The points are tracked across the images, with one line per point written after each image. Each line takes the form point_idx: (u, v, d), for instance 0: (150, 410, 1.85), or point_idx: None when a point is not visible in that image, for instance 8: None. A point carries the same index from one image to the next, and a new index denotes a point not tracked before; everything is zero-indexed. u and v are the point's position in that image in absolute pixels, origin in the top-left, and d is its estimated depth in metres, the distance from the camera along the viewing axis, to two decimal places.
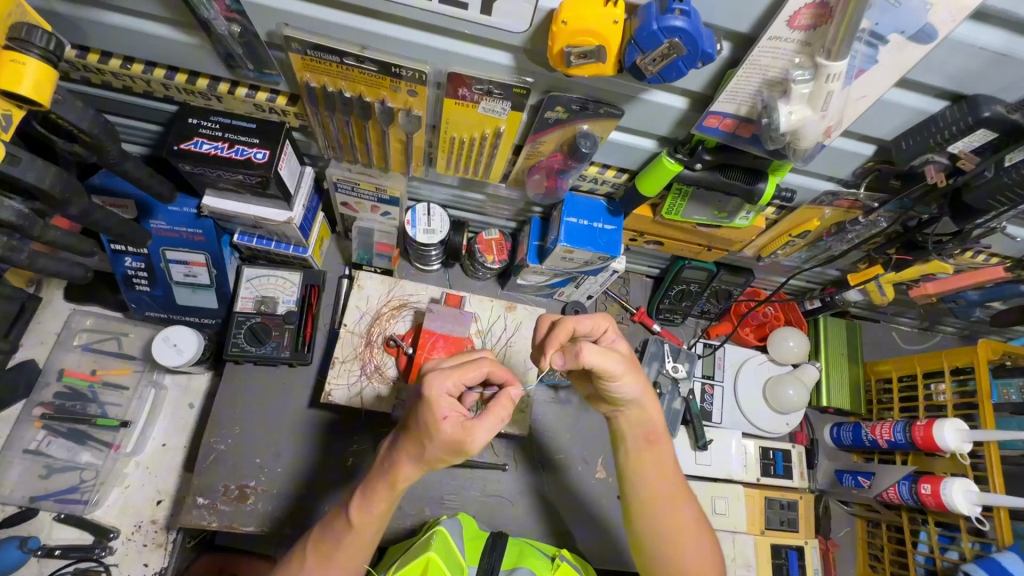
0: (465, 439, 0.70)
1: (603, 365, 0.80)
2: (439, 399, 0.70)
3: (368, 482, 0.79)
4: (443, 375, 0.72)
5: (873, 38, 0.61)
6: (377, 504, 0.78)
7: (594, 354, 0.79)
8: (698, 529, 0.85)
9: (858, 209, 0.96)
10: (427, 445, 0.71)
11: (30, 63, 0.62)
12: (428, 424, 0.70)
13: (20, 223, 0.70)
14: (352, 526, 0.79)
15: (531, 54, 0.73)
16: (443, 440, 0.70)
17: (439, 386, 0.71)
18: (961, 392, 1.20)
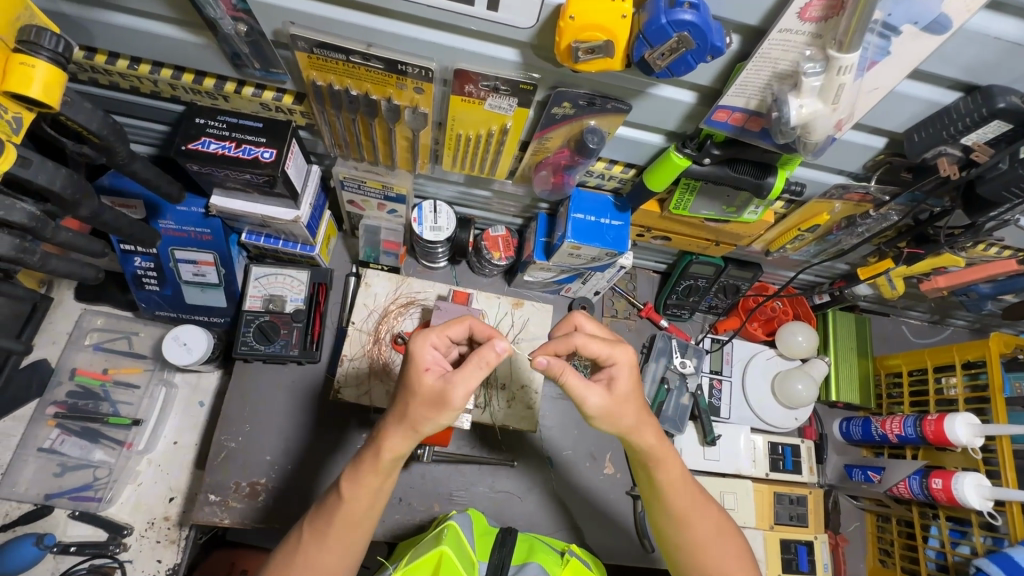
0: (445, 392, 0.70)
1: (579, 397, 0.77)
2: (421, 350, 0.74)
3: (359, 458, 0.77)
4: (427, 333, 0.76)
5: (886, 29, 0.61)
6: (367, 478, 0.75)
7: (574, 381, 0.76)
8: (726, 545, 0.84)
9: (869, 203, 0.95)
10: (413, 402, 0.73)
11: (40, 66, 0.62)
12: (410, 377, 0.73)
13: (33, 225, 0.71)
14: (345, 500, 0.76)
15: (538, 49, 0.72)
16: (423, 393, 0.72)
17: (422, 344, 0.74)
18: (972, 386, 1.20)
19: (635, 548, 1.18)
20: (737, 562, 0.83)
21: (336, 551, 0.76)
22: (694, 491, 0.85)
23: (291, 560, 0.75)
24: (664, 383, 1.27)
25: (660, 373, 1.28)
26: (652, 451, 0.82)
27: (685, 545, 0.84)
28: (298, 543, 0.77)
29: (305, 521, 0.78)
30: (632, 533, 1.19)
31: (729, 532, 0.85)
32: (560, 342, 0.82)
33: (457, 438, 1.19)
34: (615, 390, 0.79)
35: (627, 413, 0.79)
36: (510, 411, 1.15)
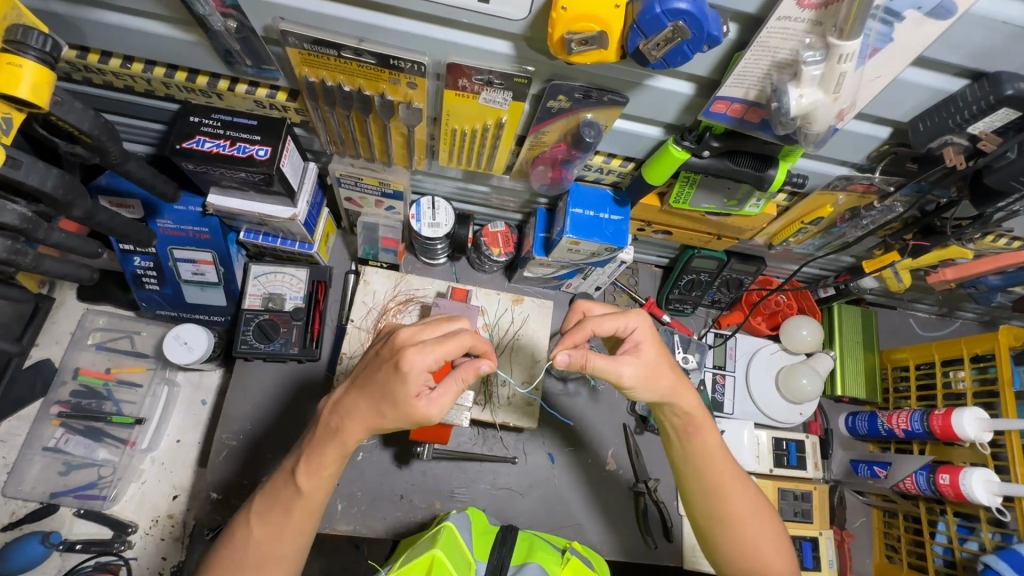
0: (430, 414, 0.73)
1: (611, 372, 0.78)
2: (414, 374, 0.71)
3: (312, 450, 0.78)
4: (420, 352, 0.71)
5: (888, 15, 0.59)
6: (324, 469, 0.78)
7: (600, 363, 0.76)
8: (758, 517, 0.86)
9: (874, 194, 0.93)
10: (387, 412, 0.73)
11: (27, 66, 0.62)
12: (400, 399, 0.72)
13: (24, 226, 0.70)
14: (301, 492, 0.78)
15: (532, 42, 0.71)
16: (407, 413, 0.72)
17: (417, 364, 0.71)
18: (982, 379, 1.18)
19: (636, 543, 1.16)
20: (767, 532, 0.86)
21: (289, 542, 0.79)
22: (732, 463, 0.87)
23: (244, 549, 0.78)
24: None
25: None
26: (692, 416, 0.85)
27: (718, 517, 0.85)
28: (247, 532, 0.79)
29: (257, 514, 0.79)
30: (633, 528, 1.17)
31: (760, 503, 0.87)
32: (576, 333, 0.80)
33: (458, 435, 1.19)
34: (645, 354, 0.80)
35: (663, 376, 0.81)
36: (510, 407, 1.14)
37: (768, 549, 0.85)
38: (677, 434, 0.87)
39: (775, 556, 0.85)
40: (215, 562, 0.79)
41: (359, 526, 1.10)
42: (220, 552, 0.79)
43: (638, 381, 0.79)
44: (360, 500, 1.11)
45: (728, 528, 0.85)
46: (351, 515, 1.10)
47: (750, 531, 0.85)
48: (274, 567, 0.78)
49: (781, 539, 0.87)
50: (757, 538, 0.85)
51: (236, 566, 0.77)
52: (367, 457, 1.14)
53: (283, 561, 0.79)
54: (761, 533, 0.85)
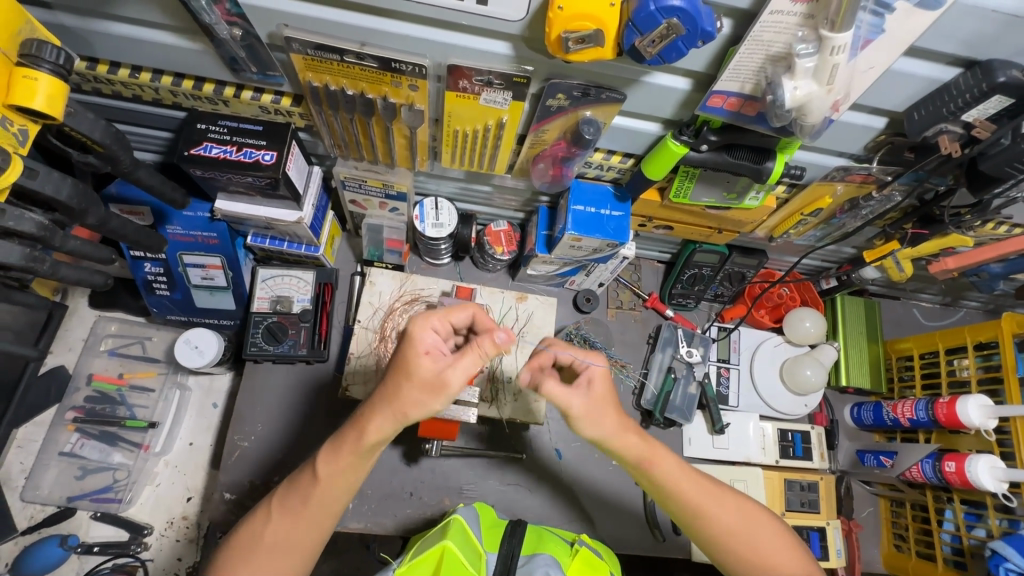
0: (446, 377, 0.72)
1: (562, 403, 0.82)
2: (420, 336, 0.74)
3: (337, 437, 0.80)
4: (425, 319, 0.76)
5: (878, 6, 0.60)
6: (342, 458, 0.78)
7: (550, 387, 0.82)
8: (715, 497, 0.86)
9: (872, 183, 0.94)
10: (406, 386, 0.74)
11: (42, 78, 0.64)
12: (410, 361, 0.73)
13: (41, 234, 0.72)
14: (318, 481, 0.80)
15: (530, 41, 0.72)
16: (424, 376, 0.73)
17: (423, 328, 0.75)
18: (986, 367, 1.18)
19: (644, 535, 1.18)
20: (730, 513, 0.85)
21: (303, 531, 0.80)
22: (682, 464, 0.87)
23: (258, 537, 0.79)
24: (670, 373, 1.27)
25: (666, 363, 1.28)
26: (642, 459, 0.85)
27: (687, 511, 0.86)
28: (267, 518, 0.81)
29: (275, 502, 0.81)
30: (642, 522, 1.19)
31: (711, 484, 0.88)
32: (541, 357, 0.92)
33: (466, 433, 1.20)
34: (594, 391, 0.83)
35: (608, 414, 0.83)
36: (516, 404, 1.15)
37: (740, 527, 0.85)
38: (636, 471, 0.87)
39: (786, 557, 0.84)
40: (229, 550, 0.80)
41: (371, 523, 1.12)
42: (236, 539, 0.80)
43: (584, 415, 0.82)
44: (370, 498, 1.13)
45: (695, 517, 0.85)
46: (363, 512, 1.12)
47: (718, 514, 0.85)
48: (286, 551, 0.79)
49: (750, 506, 0.87)
50: (724, 511, 0.85)
51: (249, 554, 0.78)
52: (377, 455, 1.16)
53: (292, 549, 0.79)
54: (727, 509, 0.86)
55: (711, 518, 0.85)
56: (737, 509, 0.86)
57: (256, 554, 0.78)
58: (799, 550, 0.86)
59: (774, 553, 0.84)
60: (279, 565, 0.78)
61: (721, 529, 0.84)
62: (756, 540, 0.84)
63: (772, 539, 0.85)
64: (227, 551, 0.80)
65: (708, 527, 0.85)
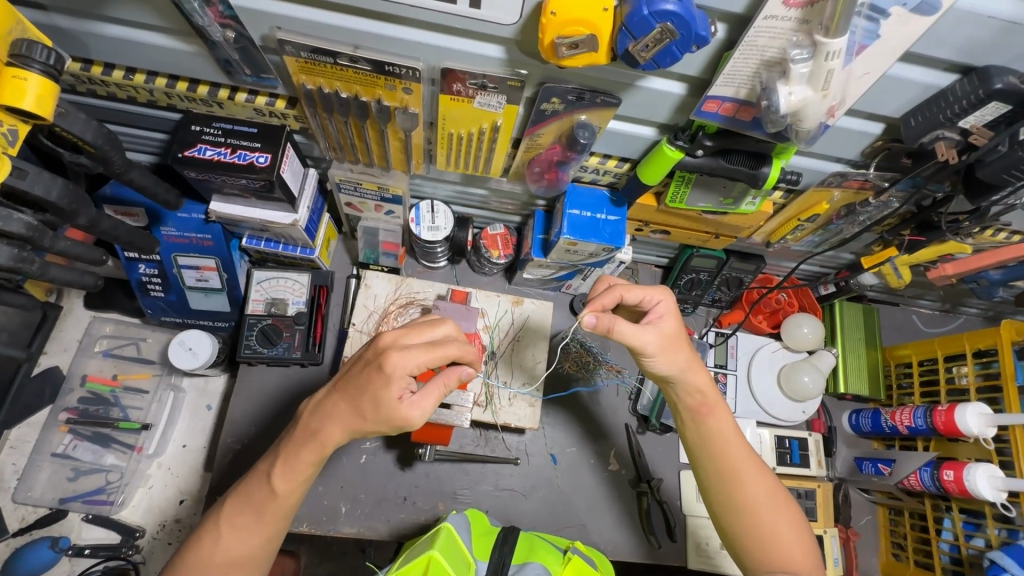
0: (411, 417, 0.75)
1: (635, 342, 0.81)
2: (397, 378, 0.74)
3: (289, 451, 0.79)
4: (405, 356, 0.74)
5: (873, 12, 0.59)
6: (300, 471, 0.79)
7: (625, 329, 0.80)
8: (754, 469, 0.86)
9: (870, 190, 0.93)
10: (369, 416, 0.75)
11: (32, 78, 0.64)
12: (383, 400, 0.74)
13: (30, 235, 0.72)
14: (275, 496, 0.79)
15: (524, 45, 0.72)
16: (390, 415, 0.74)
17: (396, 369, 0.74)
18: (985, 374, 1.17)
19: (640, 543, 1.17)
20: (763, 486, 0.85)
21: (258, 543, 0.79)
22: (734, 427, 0.87)
23: (208, 554, 0.78)
24: None
25: None
26: (704, 400, 0.86)
27: (723, 470, 0.86)
28: (217, 535, 0.79)
29: (226, 519, 0.79)
30: (637, 529, 1.18)
31: (754, 456, 0.88)
32: (605, 297, 0.84)
33: (460, 437, 1.19)
34: (667, 325, 0.84)
35: (681, 350, 0.84)
36: (512, 408, 1.14)
37: (767, 504, 0.84)
38: (688, 416, 0.88)
39: (798, 551, 0.83)
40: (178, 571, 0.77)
41: (363, 528, 1.11)
42: (185, 562, 0.78)
43: (662, 348, 0.82)
44: (363, 502, 1.12)
45: (729, 479, 0.85)
46: (355, 516, 1.11)
47: (750, 485, 0.85)
48: (242, 566, 0.78)
49: (780, 492, 0.87)
50: (758, 483, 0.85)
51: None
52: (371, 459, 1.15)
53: (247, 564, 0.79)
54: (762, 484, 0.85)
55: (742, 486, 0.85)
56: (771, 488, 0.86)
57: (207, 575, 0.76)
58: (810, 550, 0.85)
59: (787, 542, 0.83)
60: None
61: (747, 500, 0.84)
62: (773, 522, 0.84)
63: (790, 531, 0.84)
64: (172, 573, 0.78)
65: (736, 493, 0.85)
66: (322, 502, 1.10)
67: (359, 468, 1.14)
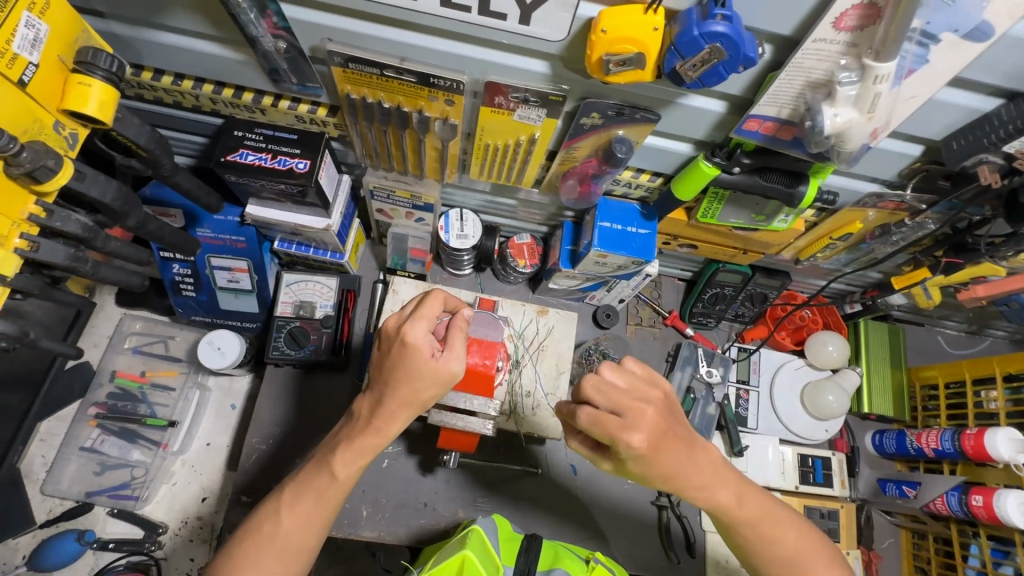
0: (451, 369, 0.75)
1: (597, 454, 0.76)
2: (419, 340, 0.74)
3: (353, 439, 0.78)
4: (416, 321, 0.75)
5: (924, 38, 0.59)
6: (361, 458, 0.79)
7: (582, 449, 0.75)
8: (772, 532, 0.80)
9: (904, 211, 0.93)
10: (420, 388, 0.75)
11: (95, 85, 0.66)
12: (417, 365, 0.74)
13: (85, 235, 0.74)
14: (336, 480, 0.79)
15: (568, 61, 0.73)
16: (432, 375, 0.74)
17: (417, 332, 0.74)
18: (1015, 400, 1.16)
19: (659, 559, 1.16)
20: (788, 536, 0.81)
21: (316, 531, 0.79)
22: (744, 500, 0.80)
23: (269, 540, 0.76)
24: (689, 393, 1.26)
25: (686, 382, 1.27)
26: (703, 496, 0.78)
27: (736, 542, 0.82)
28: (277, 520, 0.78)
29: (287, 504, 0.78)
30: (657, 543, 1.17)
31: (773, 514, 0.82)
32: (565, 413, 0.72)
33: (481, 444, 1.20)
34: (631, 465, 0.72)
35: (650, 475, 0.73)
36: (535, 418, 1.15)
37: (799, 554, 0.80)
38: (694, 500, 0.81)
39: None
40: (238, 556, 0.76)
41: (385, 533, 1.11)
42: (243, 544, 0.77)
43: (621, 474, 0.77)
44: (384, 507, 1.13)
45: (741, 549, 0.82)
46: (376, 521, 1.12)
47: (771, 548, 0.80)
48: (297, 556, 0.77)
49: (804, 531, 0.82)
50: (779, 540, 0.80)
51: (262, 558, 0.76)
52: (394, 463, 1.16)
53: (302, 551, 0.78)
54: (784, 543, 0.80)
55: (760, 548, 0.80)
56: (797, 538, 0.81)
57: (272, 557, 0.76)
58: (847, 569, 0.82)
59: None
60: (292, 564, 0.77)
61: (772, 562, 0.80)
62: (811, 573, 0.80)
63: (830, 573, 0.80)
64: (231, 556, 0.77)
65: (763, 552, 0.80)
66: (344, 505, 1.11)
67: (381, 472, 1.15)
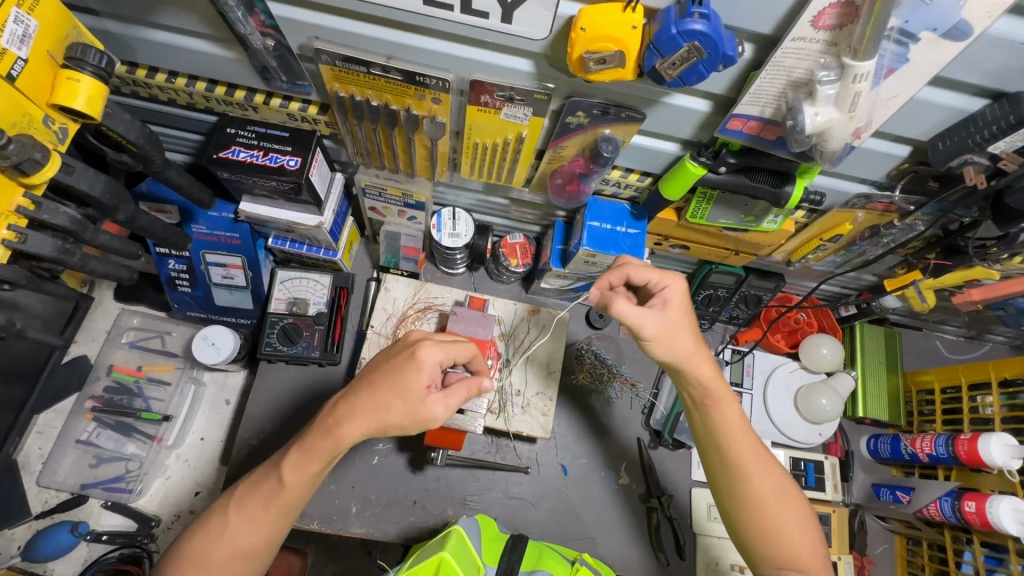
0: (431, 409, 0.77)
1: (634, 322, 0.82)
2: (428, 364, 0.78)
3: (305, 441, 0.79)
4: (437, 351, 0.79)
5: (903, 36, 0.59)
6: (310, 464, 0.78)
7: (624, 309, 0.81)
8: (762, 459, 0.84)
9: (894, 213, 0.92)
10: (394, 407, 0.77)
11: (84, 80, 0.67)
12: (410, 385, 0.77)
13: (74, 228, 0.75)
14: (283, 484, 0.79)
15: (552, 60, 0.74)
16: (413, 407, 0.77)
17: (431, 359, 0.78)
18: (1010, 405, 1.14)
19: (648, 559, 1.16)
20: (771, 476, 0.83)
21: (265, 535, 0.79)
22: (740, 415, 0.86)
23: (214, 538, 0.78)
24: None
25: None
26: (710, 387, 0.85)
27: (727, 460, 0.84)
28: (225, 519, 0.79)
29: (235, 504, 0.79)
30: (646, 544, 1.17)
31: (763, 448, 0.85)
32: (612, 275, 0.89)
33: (471, 443, 1.20)
34: (670, 312, 0.83)
35: (682, 337, 0.83)
36: (524, 417, 1.15)
37: (773, 497, 0.82)
38: (695, 405, 0.87)
39: (804, 546, 0.80)
40: (184, 553, 0.77)
41: (373, 529, 1.12)
42: (189, 542, 0.78)
43: (659, 335, 0.82)
44: (374, 503, 1.14)
45: (734, 465, 0.83)
46: (365, 517, 1.12)
47: (757, 478, 0.82)
48: (244, 559, 0.78)
49: (788, 482, 0.84)
50: (762, 475, 0.83)
51: (203, 556, 0.76)
52: (383, 460, 1.16)
53: (252, 554, 0.78)
54: (769, 477, 0.83)
55: (744, 472, 0.83)
56: (779, 480, 0.83)
57: (219, 559, 0.76)
58: (818, 542, 0.82)
59: (792, 537, 0.80)
60: (243, 566, 0.78)
61: (755, 487, 0.82)
62: (783, 520, 0.81)
63: (800, 527, 0.81)
64: (177, 554, 0.78)
65: (742, 481, 0.82)
66: (333, 500, 1.12)
67: (371, 469, 1.16)
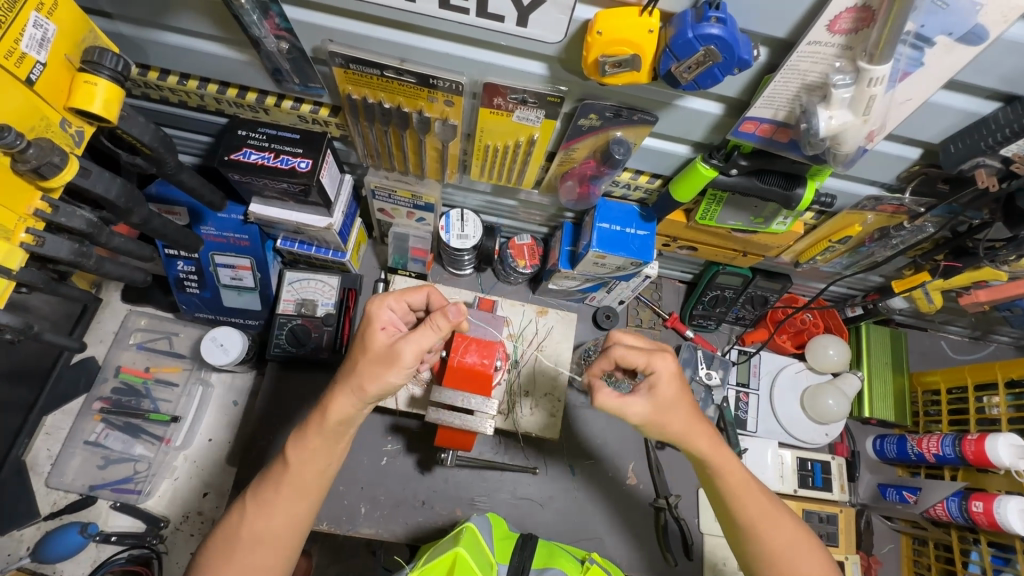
0: (398, 347, 0.78)
1: (622, 410, 0.82)
2: (379, 312, 0.83)
3: (304, 425, 0.82)
4: (384, 300, 0.84)
5: (918, 40, 0.60)
6: (313, 445, 0.80)
7: (610, 401, 0.81)
8: (771, 512, 0.84)
9: (904, 214, 0.93)
10: (362, 361, 0.80)
11: (101, 83, 0.67)
12: (368, 336, 0.81)
13: (90, 231, 0.75)
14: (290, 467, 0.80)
15: (566, 63, 0.74)
16: (380, 350, 0.79)
17: (380, 307, 0.83)
18: (1018, 406, 1.14)
19: (656, 559, 1.16)
20: (783, 530, 0.83)
21: (287, 520, 0.79)
22: (744, 474, 0.85)
23: (236, 531, 0.78)
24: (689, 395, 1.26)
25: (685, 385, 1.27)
26: (708, 459, 0.85)
27: (740, 525, 0.84)
28: (244, 512, 0.80)
29: (251, 494, 0.80)
30: (652, 544, 1.17)
31: (768, 497, 0.86)
32: (602, 362, 0.88)
33: (480, 444, 1.20)
34: (660, 396, 0.82)
35: (676, 411, 0.83)
36: (533, 418, 1.15)
37: (790, 550, 0.81)
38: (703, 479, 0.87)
39: None
40: (209, 551, 0.78)
41: (382, 530, 1.12)
42: (214, 539, 0.79)
43: (650, 421, 0.82)
44: (383, 504, 1.14)
45: (749, 535, 0.83)
46: (374, 518, 1.13)
47: (772, 533, 0.82)
48: (270, 547, 0.78)
49: (800, 529, 0.84)
50: (775, 529, 0.83)
51: (226, 547, 0.77)
52: (393, 461, 1.17)
53: (277, 542, 0.78)
54: (782, 529, 0.83)
55: (759, 535, 0.82)
56: (791, 529, 0.83)
57: (246, 552, 0.77)
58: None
59: None
60: (271, 558, 0.78)
61: (772, 547, 0.82)
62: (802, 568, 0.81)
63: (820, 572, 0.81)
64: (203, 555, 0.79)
65: (758, 542, 0.82)
66: (342, 501, 1.12)
67: (380, 470, 1.16)
